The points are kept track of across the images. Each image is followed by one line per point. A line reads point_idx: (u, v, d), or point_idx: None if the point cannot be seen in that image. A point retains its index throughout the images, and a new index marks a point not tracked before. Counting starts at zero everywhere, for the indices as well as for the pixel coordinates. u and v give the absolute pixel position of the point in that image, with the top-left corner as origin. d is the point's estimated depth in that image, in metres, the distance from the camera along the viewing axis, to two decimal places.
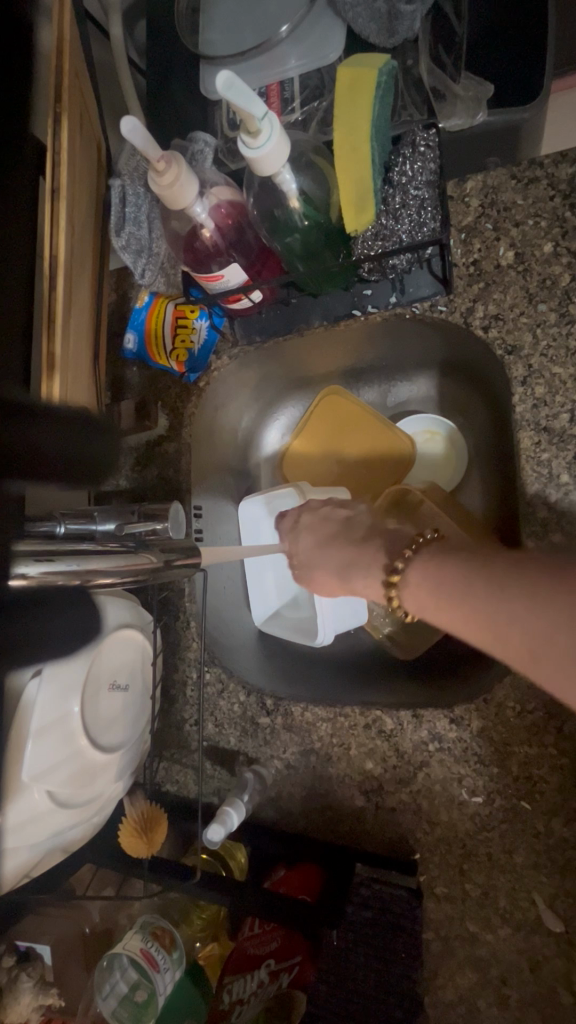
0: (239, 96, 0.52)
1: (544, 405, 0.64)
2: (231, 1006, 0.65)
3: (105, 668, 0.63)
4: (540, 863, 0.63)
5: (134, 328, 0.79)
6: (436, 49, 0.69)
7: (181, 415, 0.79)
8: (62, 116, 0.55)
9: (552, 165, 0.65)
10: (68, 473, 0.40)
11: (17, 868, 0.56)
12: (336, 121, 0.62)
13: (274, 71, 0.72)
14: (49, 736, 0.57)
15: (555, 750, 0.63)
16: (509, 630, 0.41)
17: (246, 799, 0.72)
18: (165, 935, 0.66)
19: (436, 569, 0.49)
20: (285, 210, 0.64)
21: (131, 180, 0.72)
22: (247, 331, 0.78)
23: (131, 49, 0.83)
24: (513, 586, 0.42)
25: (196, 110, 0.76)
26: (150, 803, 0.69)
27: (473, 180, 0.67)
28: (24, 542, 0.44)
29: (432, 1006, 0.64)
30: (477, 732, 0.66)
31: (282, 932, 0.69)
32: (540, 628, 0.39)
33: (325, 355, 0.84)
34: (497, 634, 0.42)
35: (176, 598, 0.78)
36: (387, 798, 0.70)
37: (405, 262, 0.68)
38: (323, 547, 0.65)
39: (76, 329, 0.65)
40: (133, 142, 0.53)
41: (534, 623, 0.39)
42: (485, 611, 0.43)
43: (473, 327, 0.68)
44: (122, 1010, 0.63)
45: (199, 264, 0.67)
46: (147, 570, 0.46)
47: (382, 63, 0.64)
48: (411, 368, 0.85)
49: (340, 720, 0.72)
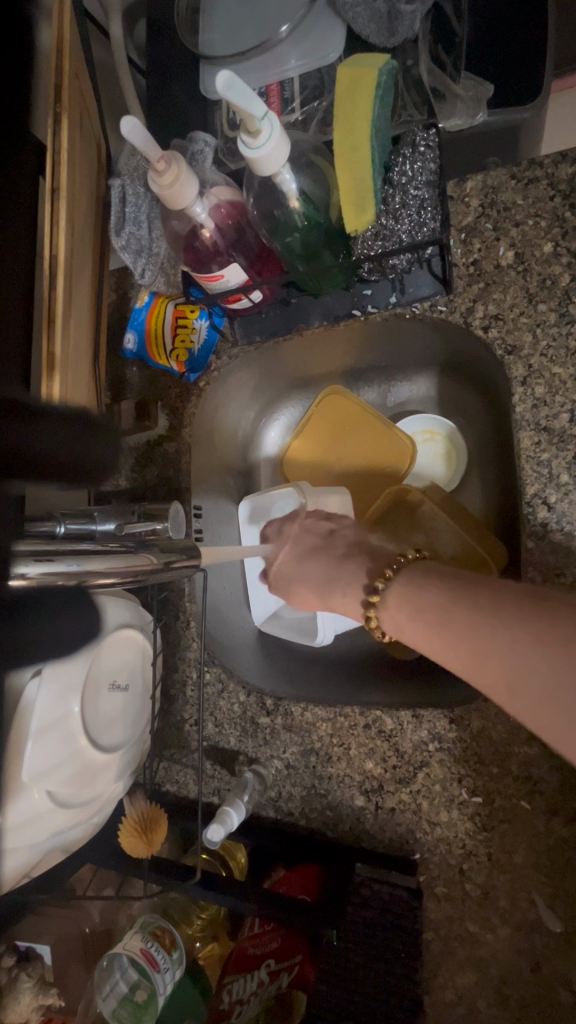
0: (239, 95, 0.52)
1: (544, 404, 0.64)
2: (231, 1006, 0.65)
3: (105, 669, 0.63)
4: (540, 863, 0.63)
5: (134, 328, 0.79)
6: (436, 49, 0.69)
7: (180, 415, 0.79)
8: (61, 117, 0.56)
9: (552, 165, 0.65)
10: (68, 476, 0.40)
11: (17, 868, 0.56)
12: (336, 122, 0.62)
13: (274, 71, 0.72)
14: (49, 735, 0.57)
15: (555, 749, 0.63)
16: (487, 659, 0.41)
17: (246, 799, 0.72)
18: (166, 935, 0.66)
19: (421, 588, 0.49)
20: (285, 211, 0.64)
21: (131, 180, 0.72)
22: (246, 331, 0.78)
23: (131, 49, 0.83)
24: (492, 610, 0.42)
25: (196, 110, 0.76)
26: (150, 804, 0.70)
27: (473, 180, 0.67)
28: (24, 542, 0.44)
29: (432, 1006, 0.64)
30: (477, 732, 0.66)
31: (282, 932, 0.69)
32: (516, 660, 0.39)
33: (324, 355, 0.84)
34: (475, 657, 0.42)
35: (175, 598, 0.79)
36: (388, 798, 0.70)
37: (405, 262, 0.68)
38: (308, 556, 0.65)
39: (76, 330, 0.65)
40: (133, 142, 0.53)
41: (510, 653, 0.39)
42: (462, 641, 0.43)
43: (473, 327, 0.69)
44: (122, 1011, 0.62)
45: (199, 264, 0.67)
46: (146, 570, 0.46)
47: (383, 63, 0.64)
48: (411, 368, 0.85)
49: (340, 719, 0.72)
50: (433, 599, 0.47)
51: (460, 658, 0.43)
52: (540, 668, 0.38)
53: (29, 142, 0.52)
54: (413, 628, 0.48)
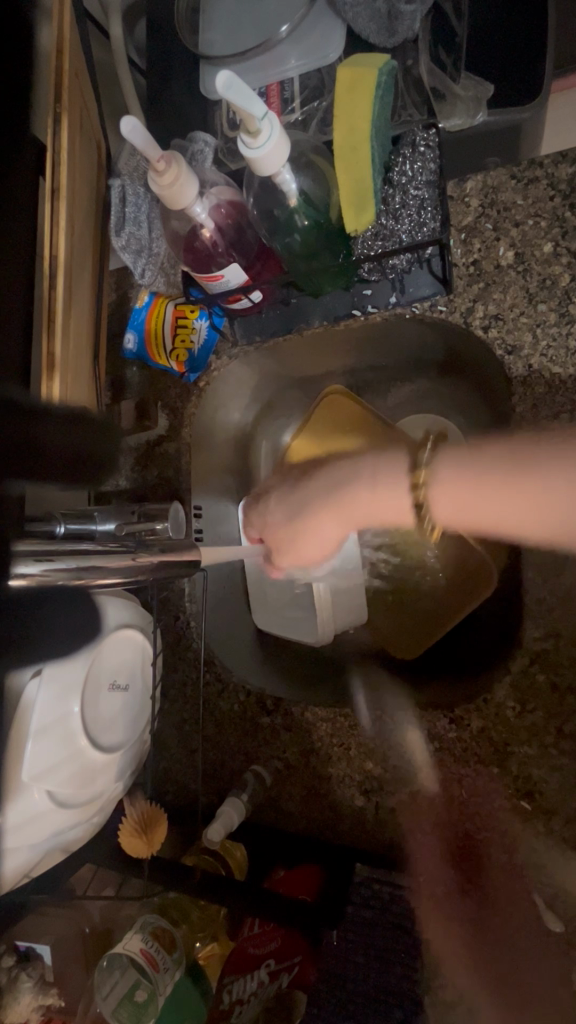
0: (239, 96, 0.52)
1: (544, 405, 0.65)
2: (231, 1005, 0.66)
3: (105, 668, 0.63)
4: (541, 863, 0.63)
5: (134, 328, 0.79)
6: (436, 49, 0.68)
7: (180, 415, 0.80)
8: (61, 117, 0.55)
9: (552, 164, 0.65)
10: (66, 474, 0.40)
11: (16, 868, 0.56)
12: (336, 126, 0.62)
13: (273, 71, 0.72)
14: (48, 736, 0.56)
15: (555, 751, 0.63)
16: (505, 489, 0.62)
17: (245, 799, 0.73)
18: (166, 935, 0.67)
19: (466, 464, 0.66)
20: (284, 210, 0.64)
21: (131, 181, 0.72)
22: (246, 331, 0.79)
23: (131, 50, 0.83)
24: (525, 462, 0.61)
25: (195, 110, 0.76)
26: (150, 804, 0.70)
27: (472, 180, 0.67)
28: (24, 542, 0.43)
29: None
30: (476, 732, 0.66)
31: (282, 932, 0.69)
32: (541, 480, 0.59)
33: (324, 357, 0.84)
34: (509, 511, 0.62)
35: (175, 598, 0.79)
36: (387, 798, 0.70)
37: (405, 262, 0.69)
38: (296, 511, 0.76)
39: (76, 330, 0.65)
40: (133, 142, 0.53)
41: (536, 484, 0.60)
42: (497, 486, 0.63)
43: (472, 327, 0.68)
44: (121, 1010, 0.62)
45: (200, 264, 0.67)
46: (147, 570, 0.46)
47: (382, 63, 0.64)
48: (411, 369, 0.85)
49: (340, 719, 0.72)
50: (457, 477, 0.67)
51: (490, 515, 0.64)
52: (545, 496, 0.60)
53: (29, 142, 0.51)
54: (452, 505, 0.68)
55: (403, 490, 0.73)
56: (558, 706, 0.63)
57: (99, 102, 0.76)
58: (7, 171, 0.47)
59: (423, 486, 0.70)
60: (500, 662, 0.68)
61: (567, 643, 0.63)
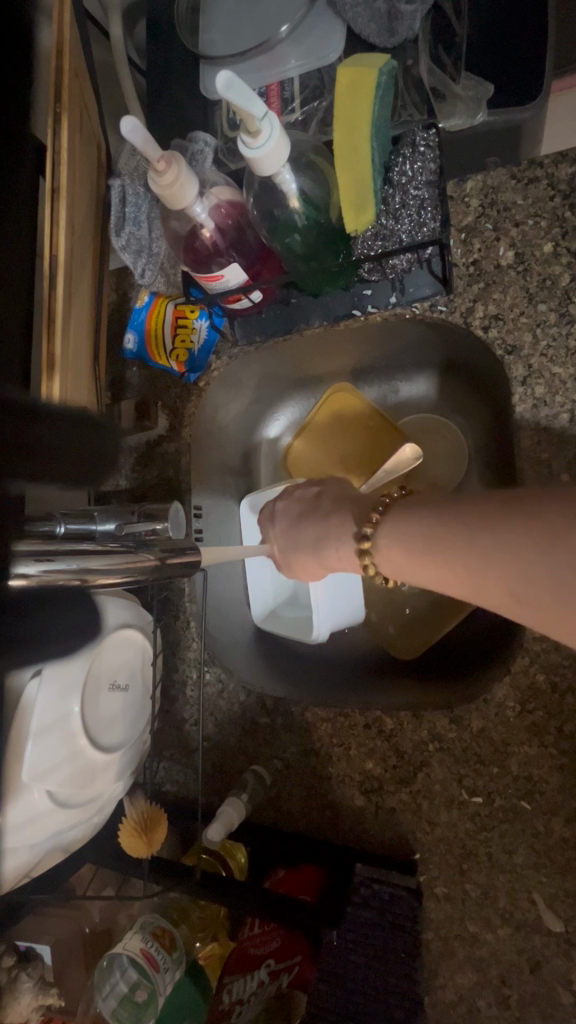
0: (239, 96, 0.53)
1: (544, 405, 0.65)
2: (232, 1006, 0.66)
3: (105, 669, 0.63)
4: (540, 862, 0.63)
5: (134, 328, 0.79)
6: (436, 49, 0.69)
7: (180, 415, 0.80)
8: (61, 117, 0.56)
9: (552, 164, 0.65)
10: (67, 475, 0.39)
11: (17, 868, 0.56)
12: (338, 141, 0.63)
13: (274, 71, 0.73)
14: (49, 735, 0.57)
15: (555, 749, 0.63)
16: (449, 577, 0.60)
17: (246, 800, 0.72)
18: (165, 935, 0.66)
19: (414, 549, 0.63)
20: (285, 210, 0.65)
21: (131, 181, 0.72)
22: (246, 331, 0.78)
23: (132, 49, 0.83)
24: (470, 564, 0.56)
25: (196, 109, 0.76)
26: (150, 803, 0.70)
27: (473, 179, 0.67)
28: (25, 542, 0.43)
29: (432, 1005, 0.65)
30: (477, 731, 0.66)
31: (282, 932, 0.69)
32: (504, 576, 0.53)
33: (335, 356, 0.83)
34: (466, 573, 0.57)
35: (175, 598, 0.78)
36: (388, 798, 0.70)
37: (406, 264, 0.68)
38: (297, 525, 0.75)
39: (76, 330, 0.65)
40: (134, 141, 0.53)
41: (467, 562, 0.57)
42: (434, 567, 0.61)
43: (473, 327, 0.68)
44: (122, 1010, 0.62)
45: (199, 264, 0.67)
46: (147, 571, 0.46)
47: (382, 63, 0.64)
48: (418, 368, 0.84)
49: (340, 719, 0.72)
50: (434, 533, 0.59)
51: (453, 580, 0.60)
52: (521, 588, 0.54)
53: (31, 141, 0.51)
54: (411, 568, 0.64)
55: (350, 548, 0.71)
56: (559, 705, 0.63)
57: (99, 102, 0.76)
58: (10, 174, 0.48)
59: (367, 555, 0.68)
60: (501, 663, 0.68)
61: (567, 643, 0.63)
